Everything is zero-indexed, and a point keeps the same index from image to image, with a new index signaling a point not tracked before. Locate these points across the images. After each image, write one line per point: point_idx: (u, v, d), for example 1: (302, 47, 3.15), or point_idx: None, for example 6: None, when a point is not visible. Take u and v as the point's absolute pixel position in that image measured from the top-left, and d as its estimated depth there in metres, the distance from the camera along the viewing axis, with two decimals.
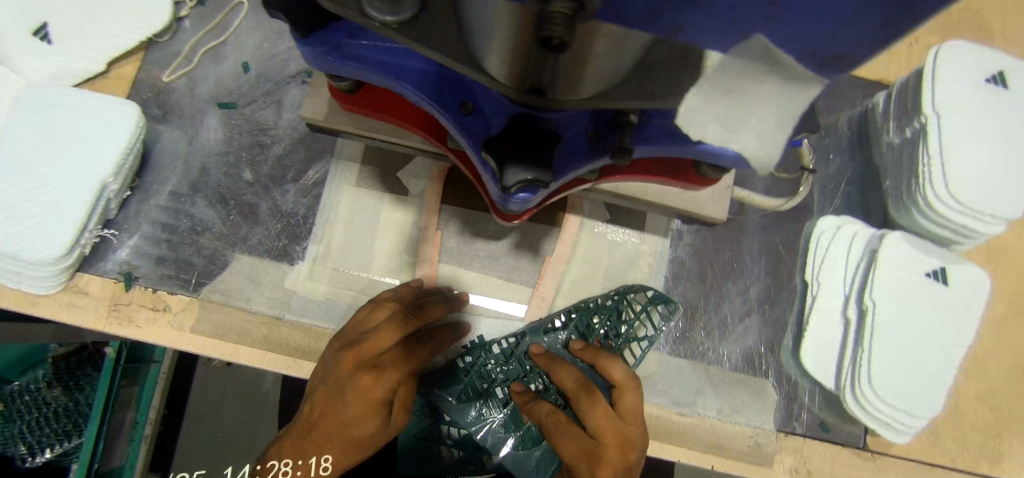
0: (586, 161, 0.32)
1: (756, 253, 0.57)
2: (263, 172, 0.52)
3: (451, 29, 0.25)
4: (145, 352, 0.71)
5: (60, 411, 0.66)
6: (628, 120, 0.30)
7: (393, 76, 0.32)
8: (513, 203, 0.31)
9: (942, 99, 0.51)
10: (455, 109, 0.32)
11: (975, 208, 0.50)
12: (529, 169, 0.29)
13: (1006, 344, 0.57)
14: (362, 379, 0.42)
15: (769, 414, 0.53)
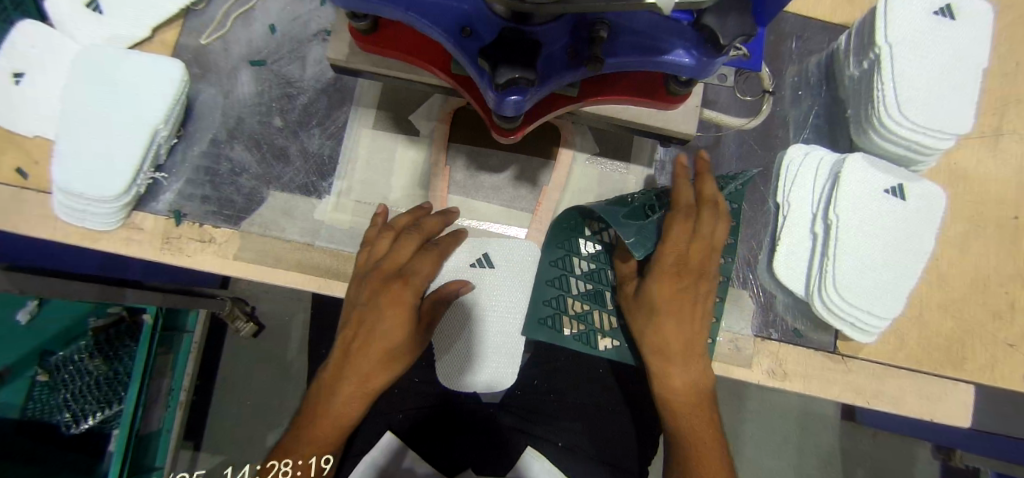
0: (566, 71, 0.39)
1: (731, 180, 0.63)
2: (292, 119, 0.59)
3: None
4: (177, 323, 0.87)
5: (102, 380, 0.81)
6: (599, 35, 0.36)
7: (404, 7, 0.39)
8: (506, 107, 0.39)
9: (894, 29, 0.56)
10: (456, 34, 0.39)
11: (924, 126, 0.55)
12: (516, 69, 0.35)
13: (970, 256, 0.62)
14: (392, 288, 0.51)
15: (746, 320, 0.59)
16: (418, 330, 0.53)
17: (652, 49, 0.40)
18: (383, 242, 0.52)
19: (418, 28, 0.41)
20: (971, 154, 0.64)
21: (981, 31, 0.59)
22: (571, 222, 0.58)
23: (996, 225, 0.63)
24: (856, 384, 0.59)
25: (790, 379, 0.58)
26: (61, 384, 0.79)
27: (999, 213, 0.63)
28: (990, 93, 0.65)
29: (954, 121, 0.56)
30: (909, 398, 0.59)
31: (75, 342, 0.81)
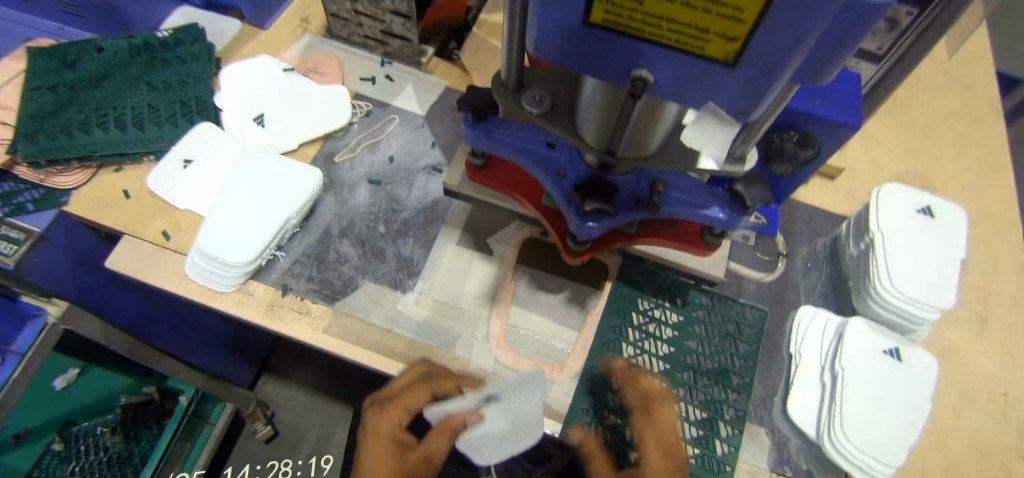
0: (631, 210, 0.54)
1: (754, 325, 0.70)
2: (393, 227, 0.72)
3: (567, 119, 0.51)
4: (205, 413, 1.09)
5: (115, 457, 0.94)
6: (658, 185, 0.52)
7: (519, 152, 0.57)
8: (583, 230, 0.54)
9: (886, 222, 0.69)
10: (555, 175, 0.56)
11: (913, 298, 0.65)
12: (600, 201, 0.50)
13: (968, 427, 0.68)
14: (372, 414, 0.62)
15: (762, 455, 0.63)
16: (399, 459, 0.58)
17: (697, 204, 0.54)
18: (393, 383, 0.63)
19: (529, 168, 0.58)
20: (964, 337, 0.73)
21: (958, 228, 0.70)
22: (609, 341, 0.65)
23: (988, 397, 0.69)
24: None
25: None
26: (75, 455, 0.90)
27: (988, 387, 0.70)
28: (976, 286, 0.76)
29: (939, 299, 0.65)
30: None
31: (100, 415, 0.93)
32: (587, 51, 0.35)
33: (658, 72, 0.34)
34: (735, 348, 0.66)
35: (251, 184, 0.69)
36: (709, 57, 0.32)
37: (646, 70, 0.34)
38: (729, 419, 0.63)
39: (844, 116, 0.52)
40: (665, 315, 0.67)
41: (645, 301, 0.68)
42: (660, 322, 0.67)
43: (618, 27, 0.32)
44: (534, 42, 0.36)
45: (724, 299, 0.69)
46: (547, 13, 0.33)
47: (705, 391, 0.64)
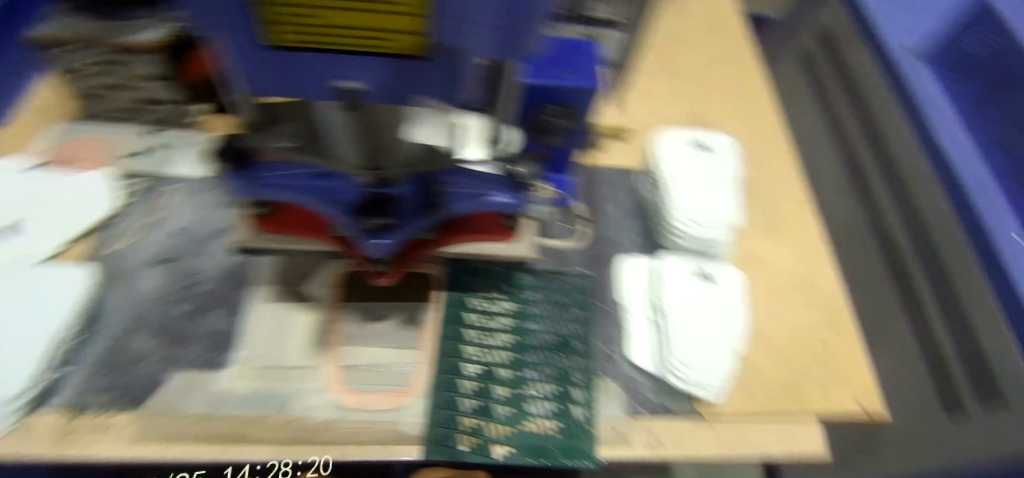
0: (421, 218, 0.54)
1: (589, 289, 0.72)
2: (195, 304, 0.66)
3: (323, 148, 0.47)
4: None
5: None
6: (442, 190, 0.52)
7: (293, 190, 0.51)
8: (374, 248, 0.54)
9: (670, 165, 0.74)
10: (333, 203, 0.52)
11: (705, 224, 0.70)
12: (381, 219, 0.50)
13: (784, 315, 0.74)
14: None
15: (617, 404, 0.65)
16: None
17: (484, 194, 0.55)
18: None
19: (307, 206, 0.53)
20: (758, 239, 0.79)
21: (729, 152, 0.75)
22: (449, 347, 0.65)
23: (793, 285, 0.76)
24: (724, 437, 0.65)
25: (668, 450, 0.64)
26: None
27: (790, 277, 0.77)
28: (769, 189, 0.83)
29: (726, 218, 0.71)
30: (772, 442, 0.66)
31: None
32: (281, 73, 0.37)
33: (362, 80, 0.37)
34: (571, 316, 0.69)
35: (28, 304, 0.60)
36: (398, 56, 0.36)
37: (350, 82, 0.37)
38: (580, 383, 0.65)
39: (586, 78, 0.56)
40: (500, 307, 0.68)
41: (476, 299, 0.69)
42: (496, 315, 0.68)
43: (303, 44, 0.35)
44: (236, 79, 0.38)
45: (550, 275, 0.71)
46: (226, 42, 0.34)
47: (553, 365, 0.66)
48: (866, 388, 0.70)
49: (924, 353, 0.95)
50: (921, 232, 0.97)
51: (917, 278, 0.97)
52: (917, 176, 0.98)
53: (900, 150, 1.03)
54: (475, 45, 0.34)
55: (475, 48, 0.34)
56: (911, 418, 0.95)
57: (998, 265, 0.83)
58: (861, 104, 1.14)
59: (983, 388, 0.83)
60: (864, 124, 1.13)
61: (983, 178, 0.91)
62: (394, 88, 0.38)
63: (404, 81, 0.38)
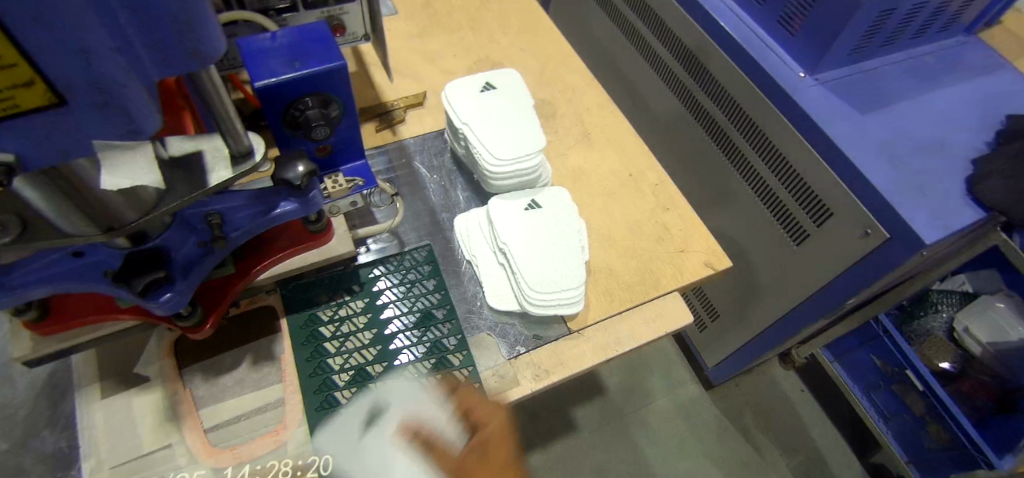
0: (203, 259, 0.53)
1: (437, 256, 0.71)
2: (17, 433, 0.59)
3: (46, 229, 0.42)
4: None
5: None
6: (212, 221, 0.50)
7: (45, 281, 0.47)
8: (165, 306, 0.50)
9: (462, 113, 0.73)
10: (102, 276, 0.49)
11: (513, 156, 0.71)
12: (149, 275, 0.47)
13: (620, 211, 0.78)
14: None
15: (496, 353, 0.66)
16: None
17: (264, 210, 0.54)
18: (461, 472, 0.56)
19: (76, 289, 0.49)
20: (578, 151, 0.82)
21: (518, 87, 0.77)
22: (312, 367, 0.63)
23: (620, 184, 0.80)
24: (599, 342, 0.68)
25: (555, 373, 0.66)
26: None
27: (616, 177, 0.80)
28: (574, 103, 0.86)
29: (533, 143, 0.72)
30: (642, 328, 0.70)
31: None
32: None
33: (6, 148, 0.33)
34: (425, 289, 0.69)
35: None
36: (29, 111, 0.31)
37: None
38: (454, 347, 0.66)
39: (326, 62, 0.54)
40: (351, 308, 0.67)
41: (325, 310, 0.66)
42: (350, 317, 0.66)
43: None
44: None
45: (392, 258, 0.70)
46: None
47: (422, 341, 0.66)
48: (708, 249, 0.76)
49: (762, 197, 1.09)
50: (725, 98, 1.09)
51: (735, 139, 1.11)
52: (703, 51, 1.10)
53: (682, 35, 1.14)
54: (140, 68, 0.34)
55: (139, 71, 0.34)
56: (772, 256, 1.10)
57: (783, 103, 0.96)
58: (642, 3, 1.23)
59: (816, 211, 0.97)
60: (651, 18, 1.22)
61: (750, 33, 1.02)
62: (56, 143, 0.34)
63: (61, 132, 0.33)
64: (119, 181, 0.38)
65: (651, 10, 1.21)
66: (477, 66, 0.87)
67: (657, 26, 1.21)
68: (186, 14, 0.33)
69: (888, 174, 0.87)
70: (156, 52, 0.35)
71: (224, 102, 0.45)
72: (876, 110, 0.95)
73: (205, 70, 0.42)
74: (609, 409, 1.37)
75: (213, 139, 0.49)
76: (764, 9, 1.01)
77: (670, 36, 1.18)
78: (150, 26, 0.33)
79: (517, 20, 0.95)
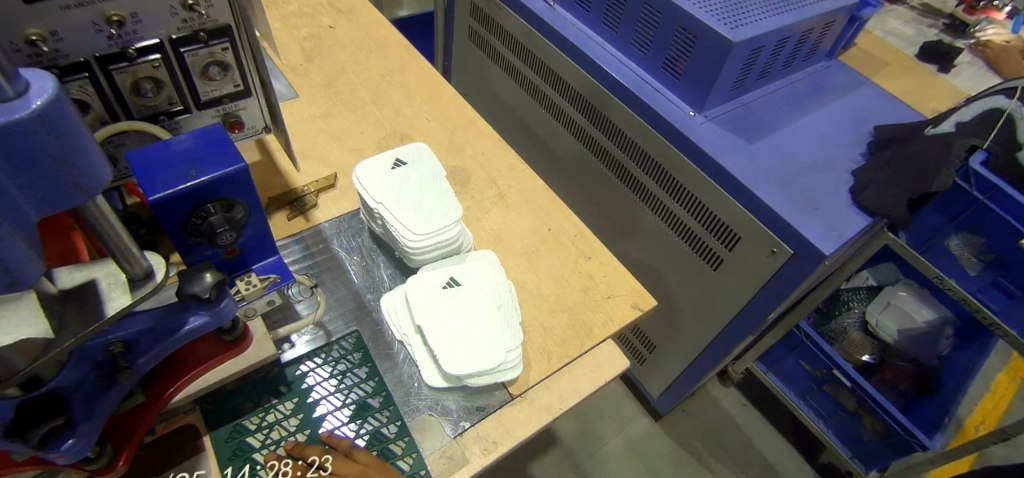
0: (105, 392, 0.48)
1: (367, 342, 0.70)
2: None
3: None
4: None
5: None
6: (113, 349, 0.47)
7: None
8: (68, 454, 0.45)
9: (375, 193, 0.74)
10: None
11: (432, 229, 0.72)
12: (42, 426, 0.43)
13: (544, 266, 0.80)
14: None
15: (439, 435, 0.64)
16: None
17: (169, 332, 0.50)
18: None
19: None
20: (497, 211, 0.85)
21: (428, 160, 0.79)
22: None
23: (541, 240, 0.83)
24: (544, 404, 0.68)
25: (503, 444, 0.65)
26: None
27: (536, 233, 0.83)
28: (488, 166, 0.90)
29: (451, 214, 0.74)
30: (583, 381, 0.71)
31: None
32: None
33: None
34: (358, 377, 0.67)
35: None
36: None
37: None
38: (395, 435, 0.64)
39: (224, 166, 0.52)
40: (280, 411, 0.64)
41: (251, 418, 0.63)
42: (280, 421, 0.63)
43: None
44: None
45: (320, 351, 0.68)
46: None
47: (361, 434, 0.63)
48: (634, 291, 0.80)
49: (674, 228, 1.16)
50: (628, 142, 1.17)
51: (641, 178, 1.18)
52: (601, 100, 1.18)
53: (579, 88, 1.22)
54: (18, 214, 0.33)
55: (16, 217, 0.33)
56: (694, 284, 1.16)
57: (679, 141, 1.04)
58: (538, 60, 1.31)
59: (725, 236, 1.04)
60: (548, 74, 1.30)
61: (640, 80, 1.11)
62: None
63: None
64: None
65: (548, 66, 1.29)
66: (387, 142, 0.89)
67: (556, 82, 1.29)
68: (70, 150, 0.33)
69: (782, 195, 0.95)
70: (33, 194, 0.33)
71: (116, 229, 0.42)
72: (762, 138, 1.05)
73: (93, 202, 0.39)
74: (568, 459, 1.36)
75: (106, 264, 0.46)
76: (649, 58, 1.11)
77: (568, 89, 1.26)
78: (26, 170, 0.32)
79: (421, 90, 0.98)
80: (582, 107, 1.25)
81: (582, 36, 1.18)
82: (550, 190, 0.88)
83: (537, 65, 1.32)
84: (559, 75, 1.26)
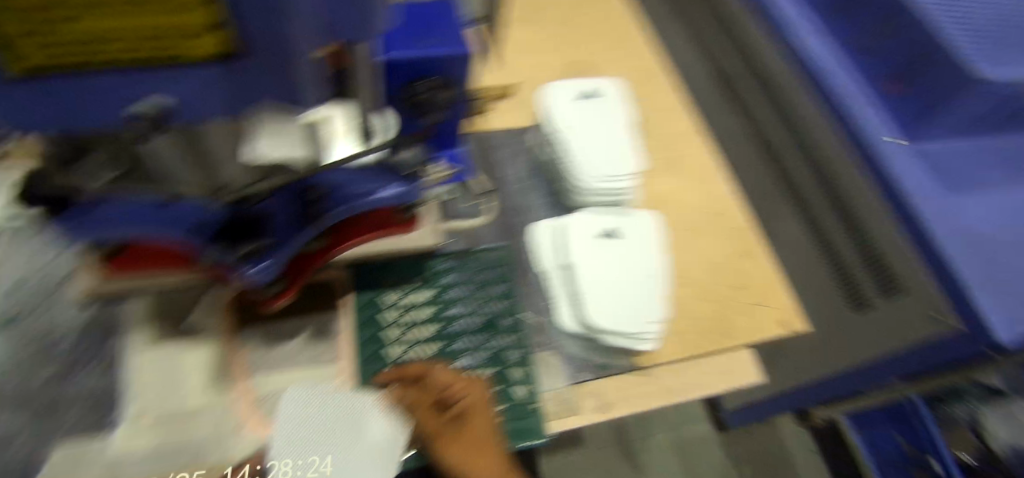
0: (297, 228, 0.48)
1: (510, 262, 0.68)
2: (52, 366, 0.56)
3: (162, 171, 0.39)
4: None
5: None
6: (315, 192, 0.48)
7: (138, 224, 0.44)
8: (257, 274, 0.47)
9: (557, 118, 0.71)
10: (194, 229, 0.44)
11: (613, 174, 0.68)
12: (248, 243, 0.45)
13: (704, 248, 0.75)
14: None
15: (559, 375, 0.64)
16: None
17: (363, 192, 0.49)
18: None
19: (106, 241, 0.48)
20: (667, 174, 0.79)
21: (621, 96, 0.73)
22: (369, 353, 0.61)
23: (703, 220, 0.77)
24: (667, 386, 0.66)
25: (617, 409, 0.64)
26: None
27: (702, 211, 0.78)
28: (671, 124, 0.84)
29: (633, 163, 0.69)
30: (709, 378, 0.68)
31: None
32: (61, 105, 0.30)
33: (170, 95, 0.30)
34: (492, 292, 0.66)
35: None
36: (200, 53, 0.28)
37: (150, 100, 0.30)
38: (515, 363, 0.63)
39: (456, 46, 0.51)
40: (416, 297, 0.64)
41: (389, 294, 0.64)
42: (415, 306, 0.64)
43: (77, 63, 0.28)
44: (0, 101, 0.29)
45: (462, 254, 0.67)
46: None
47: (485, 347, 0.64)
48: (787, 307, 0.74)
49: (827, 256, 1.04)
50: (805, 147, 1.04)
51: (804, 190, 1.06)
52: (791, 91, 1.04)
53: (767, 73, 1.08)
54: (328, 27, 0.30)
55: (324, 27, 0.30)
56: (825, 321, 1.06)
57: (872, 164, 0.93)
58: (728, 25, 1.14)
59: (884, 282, 0.91)
60: (733, 45, 1.14)
61: (848, 83, 0.99)
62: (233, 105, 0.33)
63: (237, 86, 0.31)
64: (272, 150, 0.36)
65: (734, 40, 1.14)
66: (574, 69, 0.84)
67: (732, 62, 1.15)
68: None
69: (980, 262, 0.82)
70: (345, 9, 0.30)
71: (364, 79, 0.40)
72: (969, 191, 0.92)
73: (361, 44, 0.35)
74: (615, 435, 1.36)
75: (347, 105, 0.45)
76: (870, 62, 1.00)
77: (751, 71, 1.11)
78: None
79: (614, 22, 0.91)
80: (758, 95, 1.11)
81: (796, 17, 1.06)
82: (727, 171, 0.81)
83: (723, 31, 1.16)
84: (742, 54, 1.12)
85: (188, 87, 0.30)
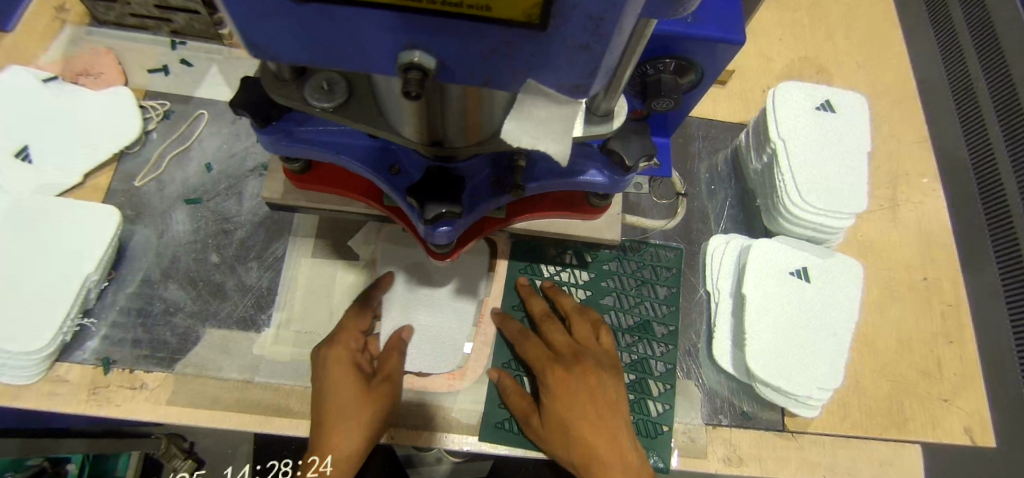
0: (491, 198, 0.43)
1: (670, 277, 0.67)
2: (228, 253, 0.60)
3: (373, 108, 0.36)
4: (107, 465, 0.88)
5: None
6: (518, 164, 0.42)
7: (336, 151, 0.42)
8: (437, 238, 0.41)
9: (785, 128, 0.66)
10: (384, 172, 0.43)
11: (825, 209, 0.63)
12: (443, 205, 0.39)
13: (889, 319, 0.69)
14: None
15: (695, 410, 0.62)
16: None
17: (570, 173, 0.45)
18: None
19: (299, 155, 0.44)
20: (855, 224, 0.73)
21: (857, 122, 0.68)
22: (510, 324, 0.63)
23: (883, 286, 0.71)
24: (811, 461, 0.62)
25: (747, 464, 0.60)
26: None
27: (909, 274, 0.71)
28: (878, 171, 0.76)
29: (851, 204, 0.63)
30: (864, 466, 0.62)
31: None
32: (310, 42, 0.22)
33: (440, 53, 0.22)
34: (655, 295, 0.66)
35: (59, 245, 0.55)
36: (513, 23, 0.20)
37: (415, 51, 0.22)
38: (659, 375, 0.63)
39: (725, 32, 0.43)
40: (574, 277, 0.65)
41: (548, 267, 0.65)
42: (573, 285, 0.65)
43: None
44: (239, 31, 0.22)
45: (632, 245, 0.68)
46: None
47: (633, 348, 0.64)
48: (978, 414, 0.66)
49: None
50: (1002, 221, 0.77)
51: None
52: None
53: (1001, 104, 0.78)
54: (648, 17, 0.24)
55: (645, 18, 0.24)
56: None
57: None
58: (987, 21, 0.82)
59: None
60: (957, 56, 0.84)
61: None
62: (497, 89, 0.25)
63: (520, 72, 0.23)
64: (523, 144, 0.26)
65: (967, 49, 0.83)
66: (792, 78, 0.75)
67: (958, 76, 0.84)
68: None
69: None
70: None
71: (628, 67, 0.32)
72: None
73: (647, 26, 0.28)
74: None
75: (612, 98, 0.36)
76: None
77: (969, 98, 0.83)
78: None
79: (844, 39, 0.82)
80: (951, 138, 0.83)
81: None
82: (930, 241, 0.73)
83: (944, 34, 0.85)
84: (980, 65, 0.82)
85: (464, 66, 0.23)
